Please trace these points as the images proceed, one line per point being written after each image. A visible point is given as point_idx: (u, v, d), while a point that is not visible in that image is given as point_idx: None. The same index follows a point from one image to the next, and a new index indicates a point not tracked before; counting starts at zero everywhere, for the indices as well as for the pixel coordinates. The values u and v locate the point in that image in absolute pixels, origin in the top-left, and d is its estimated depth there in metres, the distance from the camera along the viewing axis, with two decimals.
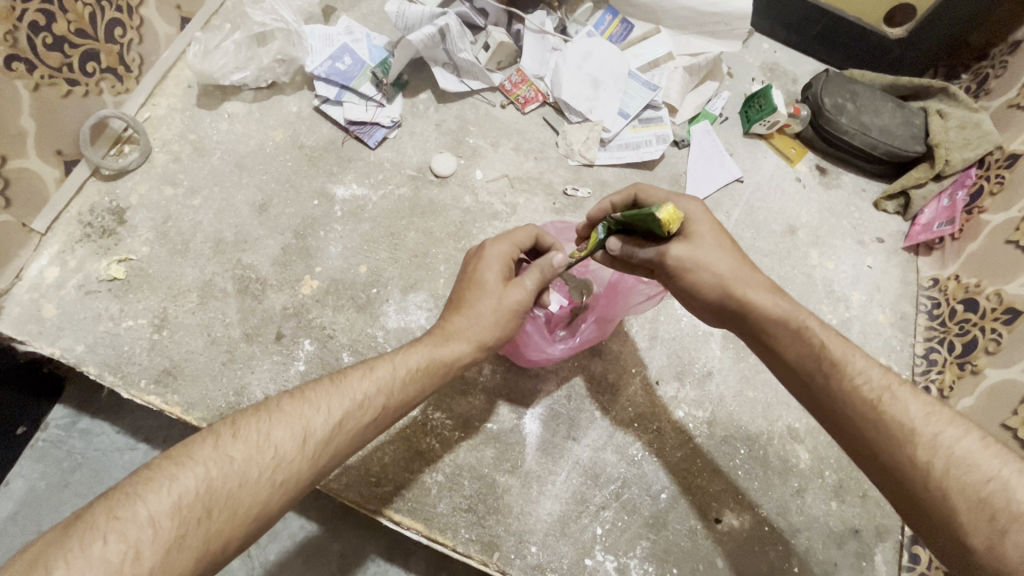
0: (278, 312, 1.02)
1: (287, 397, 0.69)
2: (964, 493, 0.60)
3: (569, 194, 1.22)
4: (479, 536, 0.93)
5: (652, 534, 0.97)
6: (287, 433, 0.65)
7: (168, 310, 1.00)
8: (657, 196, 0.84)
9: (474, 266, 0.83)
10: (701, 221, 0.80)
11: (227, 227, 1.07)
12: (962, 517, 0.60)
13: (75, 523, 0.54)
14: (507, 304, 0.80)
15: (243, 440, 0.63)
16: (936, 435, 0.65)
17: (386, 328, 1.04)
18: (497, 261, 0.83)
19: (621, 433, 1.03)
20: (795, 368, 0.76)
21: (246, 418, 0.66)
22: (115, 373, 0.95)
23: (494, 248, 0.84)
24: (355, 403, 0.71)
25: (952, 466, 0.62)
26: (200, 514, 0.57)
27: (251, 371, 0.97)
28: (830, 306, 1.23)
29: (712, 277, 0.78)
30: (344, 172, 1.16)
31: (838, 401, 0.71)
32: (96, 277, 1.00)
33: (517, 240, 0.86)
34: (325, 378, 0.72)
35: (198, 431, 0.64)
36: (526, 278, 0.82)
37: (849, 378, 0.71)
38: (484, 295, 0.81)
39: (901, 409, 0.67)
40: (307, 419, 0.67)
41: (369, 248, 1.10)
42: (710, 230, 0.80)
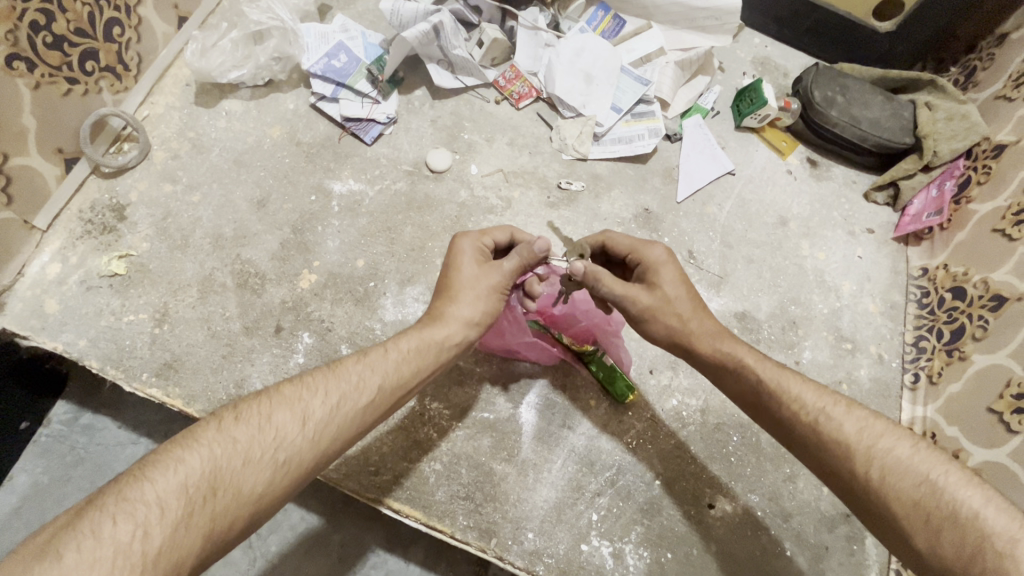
0: (277, 305, 1.04)
1: (285, 382, 0.71)
2: (902, 499, 0.68)
3: (563, 188, 1.24)
4: (477, 523, 0.95)
5: (646, 519, 0.99)
6: (287, 416, 0.67)
7: (169, 304, 1.01)
8: (622, 244, 0.91)
9: (450, 256, 0.85)
10: (663, 269, 0.87)
11: (226, 223, 1.09)
12: (903, 520, 0.68)
13: (86, 506, 0.55)
14: (486, 284, 0.83)
15: (245, 422, 0.65)
16: (871, 446, 0.73)
17: (383, 320, 1.06)
18: (469, 253, 0.84)
19: (616, 421, 1.05)
20: (746, 399, 0.84)
21: (247, 402, 0.68)
22: (117, 366, 0.96)
23: (464, 241, 0.85)
24: (352, 386, 0.73)
25: (887, 474, 0.70)
26: (206, 492, 0.59)
27: (250, 364, 0.99)
28: (821, 296, 1.25)
29: (666, 327, 0.87)
30: (342, 168, 1.17)
31: (786, 427, 0.78)
32: (97, 273, 1.02)
33: (491, 237, 0.87)
34: (322, 365, 0.74)
35: (201, 417, 0.66)
36: (504, 261, 0.84)
37: (787, 404, 0.79)
38: (469, 280, 0.83)
39: (836, 427, 0.75)
40: (306, 402, 0.69)
41: (366, 243, 1.12)
42: (669, 281, 0.87)
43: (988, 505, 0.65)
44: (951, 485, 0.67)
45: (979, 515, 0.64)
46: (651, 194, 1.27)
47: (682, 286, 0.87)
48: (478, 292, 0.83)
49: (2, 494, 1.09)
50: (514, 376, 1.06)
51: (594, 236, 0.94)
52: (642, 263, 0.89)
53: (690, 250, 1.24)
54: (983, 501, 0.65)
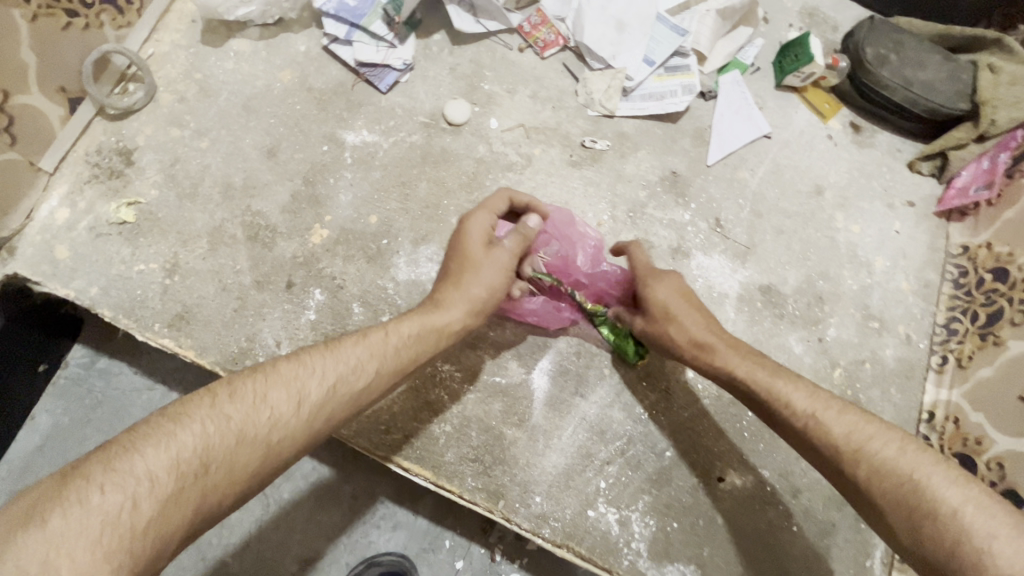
0: (288, 261, 1.01)
1: (282, 360, 0.69)
2: (887, 499, 0.70)
3: (586, 147, 1.17)
4: (485, 485, 0.96)
5: (654, 489, 0.99)
6: (283, 395, 0.66)
7: (179, 255, 0.99)
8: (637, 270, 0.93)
9: (458, 234, 0.83)
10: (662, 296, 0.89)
11: (236, 172, 1.05)
12: (890, 518, 0.69)
13: (76, 472, 0.54)
14: (495, 266, 0.81)
15: (239, 399, 0.64)
16: (859, 448, 0.73)
17: (396, 280, 1.03)
18: (476, 234, 0.82)
19: (629, 391, 1.04)
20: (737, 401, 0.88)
21: (243, 378, 0.66)
22: (129, 316, 0.96)
23: (473, 221, 0.83)
24: (351, 365, 0.72)
25: (873, 473, 0.71)
26: (197, 469, 0.58)
27: (262, 319, 0.98)
28: (852, 273, 1.19)
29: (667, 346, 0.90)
30: (354, 118, 1.12)
31: (779, 428, 0.80)
32: (106, 219, 0.99)
33: (494, 209, 0.85)
34: (320, 343, 0.73)
35: (196, 390, 0.65)
36: (505, 241, 0.83)
37: (781, 411, 0.79)
38: (476, 262, 0.80)
39: (827, 432, 0.75)
40: (302, 381, 0.68)
41: (380, 198, 1.08)
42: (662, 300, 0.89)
43: (967, 502, 0.65)
44: (936, 482, 0.67)
45: (959, 513, 0.64)
46: (679, 155, 1.20)
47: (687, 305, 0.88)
48: (485, 274, 0.80)
49: (24, 433, 1.12)
50: (528, 341, 1.04)
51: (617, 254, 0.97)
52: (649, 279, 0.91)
53: (717, 217, 1.18)
54: (963, 499, 0.65)
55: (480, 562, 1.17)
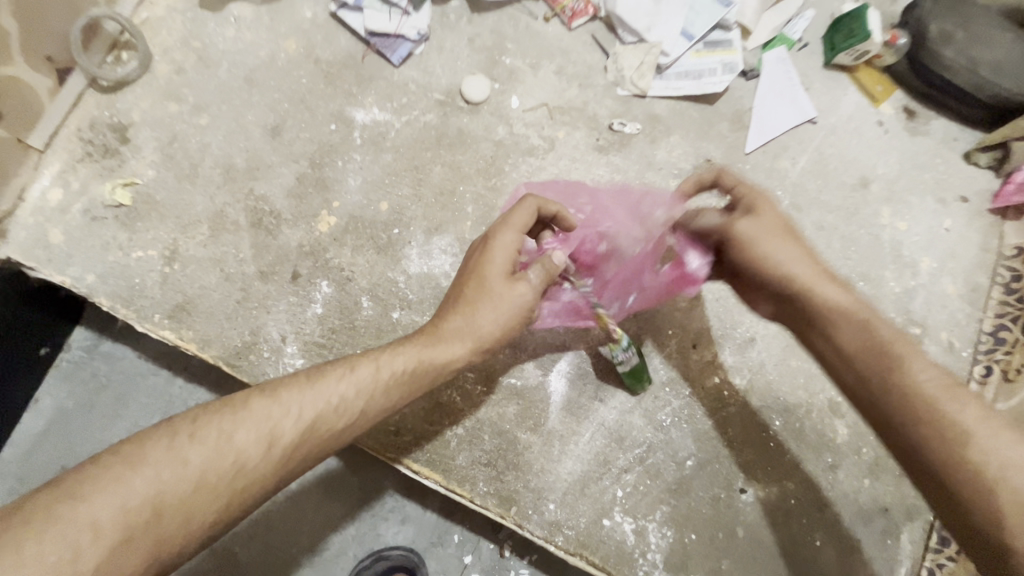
0: (294, 250, 0.95)
1: (257, 394, 0.67)
2: (1014, 503, 0.57)
3: (615, 130, 1.08)
4: (497, 490, 0.92)
5: (673, 499, 0.95)
6: (250, 437, 0.64)
7: (179, 241, 0.94)
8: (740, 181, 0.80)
9: (482, 255, 0.76)
10: (774, 206, 0.75)
11: (238, 152, 0.98)
12: (1010, 526, 0.56)
13: (45, 502, 0.55)
14: (511, 303, 0.74)
15: (201, 441, 0.62)
16: (994, 441, 0.60)
17: (407, 273, 0.97)
18: (504, 251, 0.76)
19: (651, 397, 0.98)
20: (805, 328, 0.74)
21: (209, 416, 0.65)
22: (128, 306, 0.91)
23: (503, 236, 0.77)
24: (333, 403, 0.69)
25: (1003, 475, 0.58)
26: (148, 518, 0.58)
27: (266, 312, 0.93)
28: (895, 275, 1.11)
29: (773, 261, 0.73)
30: (365, 94, 1.03)
31: (892, 394, 0.65)
32: (102, 202, 0.93)
33: (520, 226, 0.78)
34: (300, 376, 0.70)
35: (157, 423, 0.64)
36: (529, 274, 0.76)
37: (909, 374, 0.65)
38: (492, 293, 0.74)
39: (960, 414, 0.61)
40: (274, 421, 0.66)
41: (391, 182, 1.01)
42: (769, 214, 0.75)
43: None
44: None
45: None
46: (715, 141, 1.10)
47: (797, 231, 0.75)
48: (494, 310, 0.74)
49: (29, 417, 1.10)
50: (546, 340, 0.98)
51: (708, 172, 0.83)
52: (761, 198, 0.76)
53: None
54: None
55: (489, 558, 1.15)
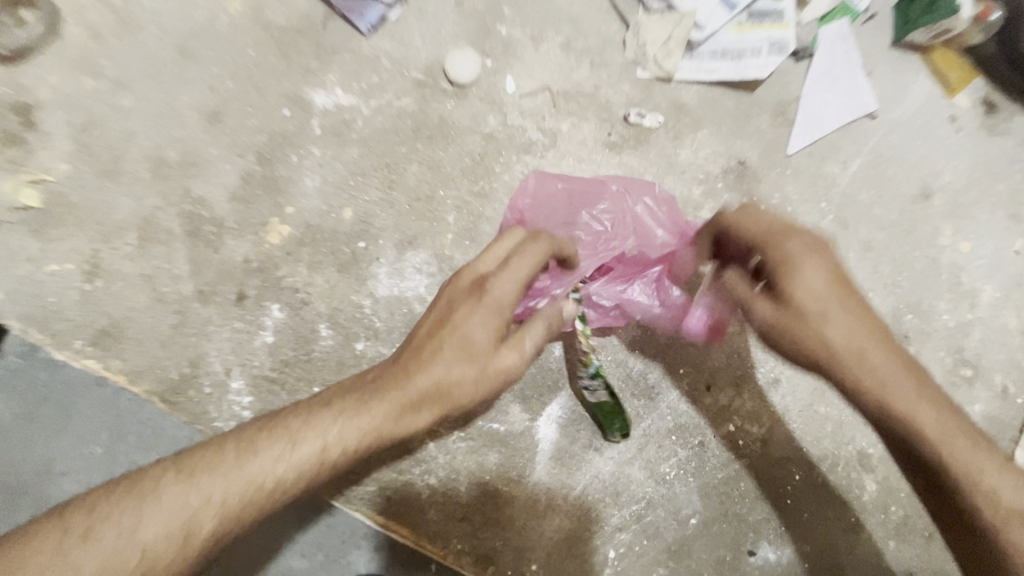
0: (239, 266, 0.80)
1: (170, 475, 0.53)
2: None
3: (631, 122, 0.89)
4: (473, 548, 0.82)
5: (671, 561, 0.84)
6: (160, 539, 0.51)
7: (100, 253, 0.78)
8: (749, 230, 0.64)
9: (472, 307, 0.58)
10: (803, 270, 0.60)
11: (170, 142, 0.80)
12: None
13: None
14: (500, 375, 0.59)
15: (95, 547, 0.50)
16: None
17: (374, 296, 0.82)
18: (496, 310, 0.58)
19: (655, 446, 0.85)
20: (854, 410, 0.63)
21: (106, 510, 0.52)
22: (43, 330, 0.77)
23: (500, 290, 0.58)
24: (263, 495, 0.54)
25: None
26: None
27: (207, 340, 0.79)
28: (951, 306, 0.94)
29: (819, 355, 0.61)
30: (325, 70, 0.84)
31: (958, 513, 0.60)
32: (6, 202, 0.78)
33: (523, 274, 0.59)
34: (227, 449, 0.55)
35: (48, 517, 0.52)
36: (526, 343, 0.61)
37: (981, 495, 0.58)
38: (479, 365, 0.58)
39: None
40: (191, 515, 0.52)
41: (357, 184, 0.83)
42: (821, 280, 0.60)
43: None
44: None
45: None
46: (750, 139, 0.91)
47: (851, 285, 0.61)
48: (478, 382, 0.58)
49: None
50: (535, 378, 0.84)
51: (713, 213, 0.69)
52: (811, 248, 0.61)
53: None
54: None
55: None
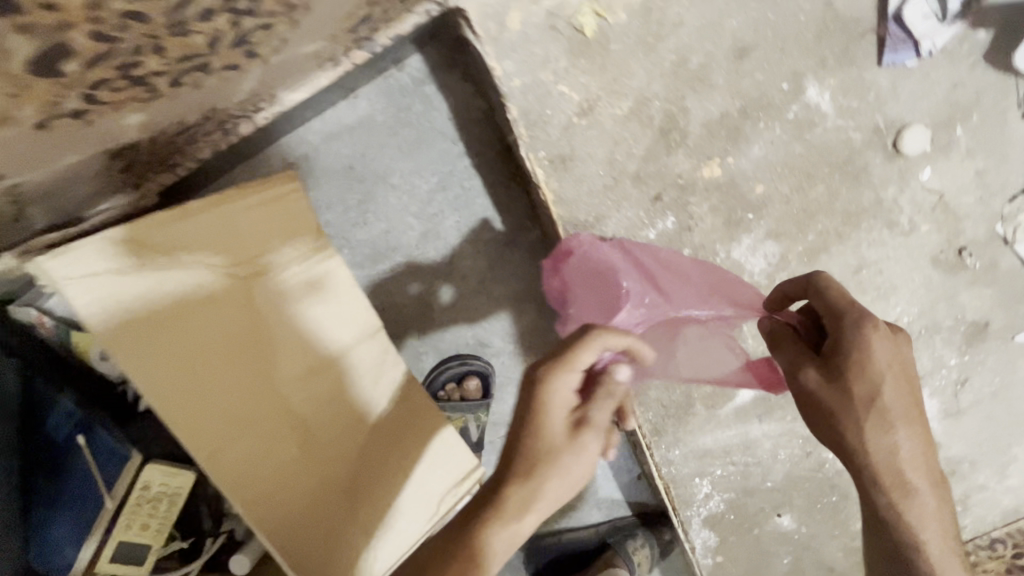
0: (672, 176, 1.01)
1: None
2: None
3: (960, 255, 1.12)
4: (656, 422, 1.24)
5: (740, 494, 1.31)
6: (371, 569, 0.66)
7: (599, 100, 0.95)
8: (835, 298, 0.71)
9: (530, 434, 0.68)
10: (875, 341, 0.68)
11: (697, 51, 0.95)
12: None
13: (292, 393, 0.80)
14: (585, 455, 0.69)
15: None
16: None
17: (728, 253, 1.07)
18: (562, 406, 0.69)
19: (782, 441, 1.28)
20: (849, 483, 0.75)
21: None
22: (529, 126, 0.96)
23: (560, 384, 0.68)
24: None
25: None
26: None
27: (616, 209, 1.02)
28: (990, 475, 1.27)
29: (865, 392, 0.68)
30: (833, 73, 0.98)
31: None
32: (567, 16, 0.91)
33: (580, 367, 0.68)
34: None
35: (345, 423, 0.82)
36: (595, 410, 0.71)
37: None
38: (558, 461, 0.68)
39: None
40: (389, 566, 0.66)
41: (783, 171, 1.03)
42: (881, 352, 0.68)
43: None
44: None
45: None
46: (1008, 315, 1.17)
47: (901, 355, 0.70)
48: (575, 470, 0.69)
49: (346, 105, 1.20)
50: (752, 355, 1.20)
51: (800, 278, 0.76)
52: (852, 315, 0.69)
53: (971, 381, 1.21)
54: None
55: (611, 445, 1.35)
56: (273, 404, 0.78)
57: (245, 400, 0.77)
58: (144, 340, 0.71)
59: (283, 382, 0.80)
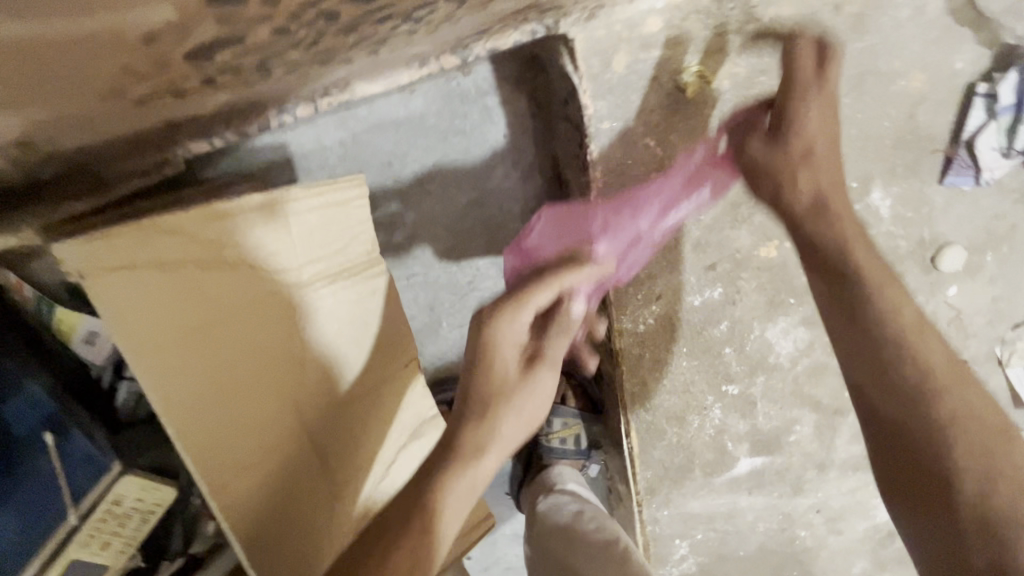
0: (730, 249, 1.01)
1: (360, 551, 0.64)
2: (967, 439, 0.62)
3: None
4: (652, 483, 1.21)
5: (710, 557, 1.33)
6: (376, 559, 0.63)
7: (681, 161, 0.93)
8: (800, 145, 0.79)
9: (479, 375, 0.71)
10: (809, 117, 0.80)
11: None
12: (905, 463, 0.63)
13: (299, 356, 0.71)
14: (540, 389, 0.74)
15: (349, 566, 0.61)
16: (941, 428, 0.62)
17: (762, 332, 1.09)
18: (512, 344, 0.73)
19: (764, 514, 1.30)
20: (864, 369, 0.68)
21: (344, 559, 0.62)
22: (606, 171, 0.94)
23: (501, 331, 0.72)
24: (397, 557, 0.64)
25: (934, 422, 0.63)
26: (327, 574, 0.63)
27: (669, 270, 1.01)
28: None
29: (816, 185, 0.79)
30: (898, 182, 1.00)
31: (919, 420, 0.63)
32: (671, 72, 0.89)
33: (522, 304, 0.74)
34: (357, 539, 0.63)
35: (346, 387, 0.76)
36: (546, 348, 0.75)
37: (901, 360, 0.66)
38: (512, 397, 0.71)
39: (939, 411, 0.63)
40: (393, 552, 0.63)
41: None
42: (812, 116, 0.80)
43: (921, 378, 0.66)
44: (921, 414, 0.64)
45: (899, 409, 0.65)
46: None
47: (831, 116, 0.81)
48: (533, 402, 0.73)
49: (397, 98, 1.05)
50: (756, 432, 1.19)
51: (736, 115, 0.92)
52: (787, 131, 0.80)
53: None
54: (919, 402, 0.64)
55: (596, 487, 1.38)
56: (273, 376, 0.70)
57: (245, 381, 0.68)
58: (143, 297, 0.60)
59: (294, 366, 0.71)
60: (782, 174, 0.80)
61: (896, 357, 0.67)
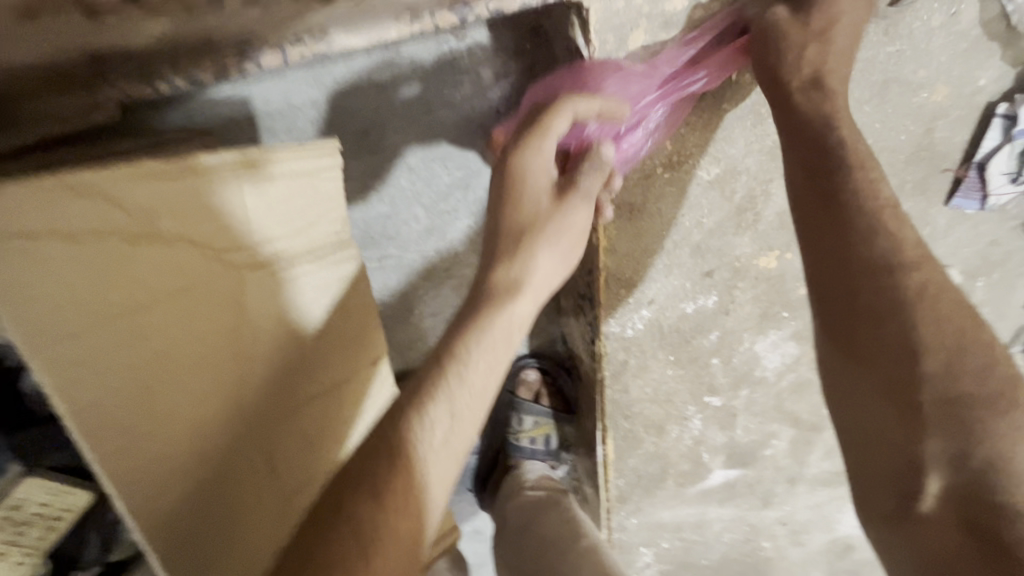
0: (729, 256, 0.94)
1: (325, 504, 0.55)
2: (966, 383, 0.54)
3: None
4: (624, 491, 1.17)
5: (674, 564, 1.31)
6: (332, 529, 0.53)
7: (689, 158, 0.86)
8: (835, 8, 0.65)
9: (508, 204, 0.64)
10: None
11: None
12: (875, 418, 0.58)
13: (243, 343, 0.61)
14: (575, 226, 0.66)
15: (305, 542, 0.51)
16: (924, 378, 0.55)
17: (751, 344, 1.04)
18: (542, 172, 0.64)
19: (731, 525, 1.28)
20: (832, 269, 0.60)
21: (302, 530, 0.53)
22: None
23: (528, 159, 0.63)
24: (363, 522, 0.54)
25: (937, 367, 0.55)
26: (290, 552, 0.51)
27: (663, 274, 0.94)
28: None
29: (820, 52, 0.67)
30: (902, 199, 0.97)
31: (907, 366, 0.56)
32: None
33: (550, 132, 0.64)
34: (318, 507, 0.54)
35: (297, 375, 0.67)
36: (581, 182, 0.66)
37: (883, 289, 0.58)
38: (545, 226, 0.64)
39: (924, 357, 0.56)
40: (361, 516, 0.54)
41: None
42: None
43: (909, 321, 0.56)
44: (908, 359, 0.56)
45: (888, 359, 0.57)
46: None
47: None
48: (564, 239, 0.65)
49: (378, 60, 0.91)
50: (734, 445, 1.15)
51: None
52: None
53: None
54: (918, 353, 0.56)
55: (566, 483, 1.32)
56: (214, 369, 0.59)
57: (183, 372, 0.56)
58: (53, 280, 0.47)
59: (239, 360, 0.61)
60: (797, 42, 0.65)
61: (874, 265, 0.58)
